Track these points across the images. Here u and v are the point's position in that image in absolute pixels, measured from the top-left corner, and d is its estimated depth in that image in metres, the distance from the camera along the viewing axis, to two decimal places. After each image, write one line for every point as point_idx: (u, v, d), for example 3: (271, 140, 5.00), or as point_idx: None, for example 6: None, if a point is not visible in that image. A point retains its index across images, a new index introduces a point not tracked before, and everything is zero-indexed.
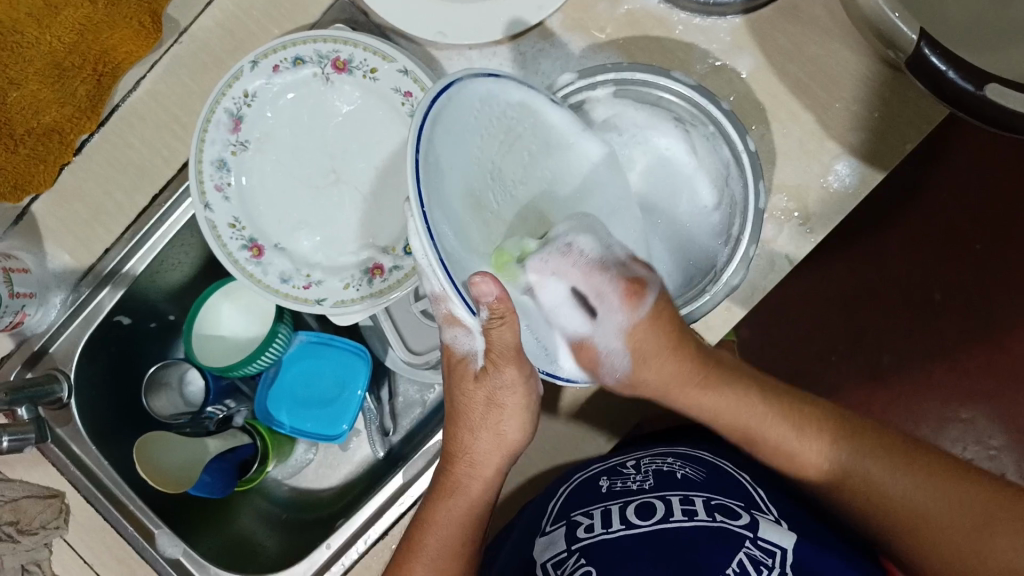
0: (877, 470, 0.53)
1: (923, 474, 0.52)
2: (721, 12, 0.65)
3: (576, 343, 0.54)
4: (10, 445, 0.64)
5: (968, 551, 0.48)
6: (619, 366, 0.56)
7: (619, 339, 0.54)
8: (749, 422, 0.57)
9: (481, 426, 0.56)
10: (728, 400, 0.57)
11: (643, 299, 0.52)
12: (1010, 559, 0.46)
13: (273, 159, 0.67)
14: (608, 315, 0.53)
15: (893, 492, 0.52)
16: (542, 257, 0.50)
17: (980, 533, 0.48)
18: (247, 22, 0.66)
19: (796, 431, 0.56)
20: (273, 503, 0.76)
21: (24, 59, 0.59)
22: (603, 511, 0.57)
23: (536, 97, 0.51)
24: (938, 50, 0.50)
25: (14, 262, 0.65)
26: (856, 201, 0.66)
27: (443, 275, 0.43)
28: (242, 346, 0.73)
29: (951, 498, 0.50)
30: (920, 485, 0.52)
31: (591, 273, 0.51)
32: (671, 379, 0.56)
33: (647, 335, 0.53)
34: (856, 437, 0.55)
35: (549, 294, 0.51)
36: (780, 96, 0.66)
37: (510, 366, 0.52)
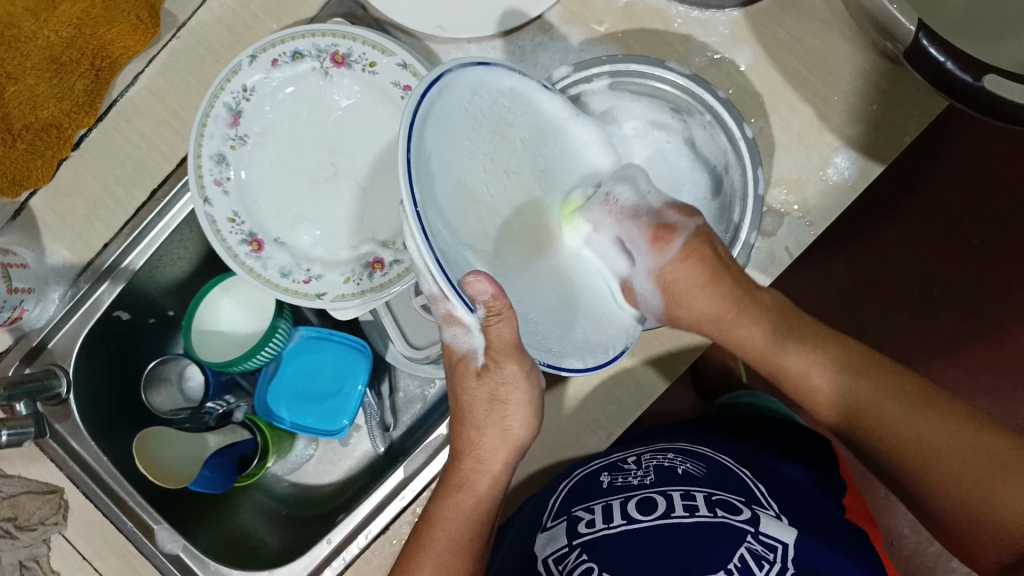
0: (895, 411, 0.51)
1: (942, 416, 0.50)
2: (719, 5, 0.65)
3: (624, 284, 0.57)
4: (9, 439, 0.64)
5: (978, 494, 0.48)
6: (657, 303, 0.56)
7: (651, 280, 0.55)
8: (771, 355, 0.54)
9: (486, 422, 0.55)
10: (745, 331, 0.55)
11: (670, 240, 0.53)
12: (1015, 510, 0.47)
13: (272, 154, 0.67)
14: (641, 258, 0.55)
15: (910, 432, 0.50)
16: (588, 210, 0.55)
17: (994, 478, 0.48)
18: (245, 16, 0.66)
19: (813, 361, 0.54)
20: (272, 498, 0.76)
21: (23, 54, 0.59)
22: (604, 506, 0.57)
23: (525, 85, 0.51)
24: (937, 42, 0.50)
25: (12, 257, 0.65)
26: (856, 193, 0.66)
27: (435, 267, 0.43)
28: (240, 340, 0.73)
29: (967, 442, 0.49)
30: (940, 427, 0.50)
31: (625, 220, 0.55)
32: (705, 313, 0.55)
33: (678, 273, 0.54)
34: (876, 375, 0.52)
35: (598, 240, 0.56)
36: (778, 88, 0.66)
37: (511, 363, 0.51)
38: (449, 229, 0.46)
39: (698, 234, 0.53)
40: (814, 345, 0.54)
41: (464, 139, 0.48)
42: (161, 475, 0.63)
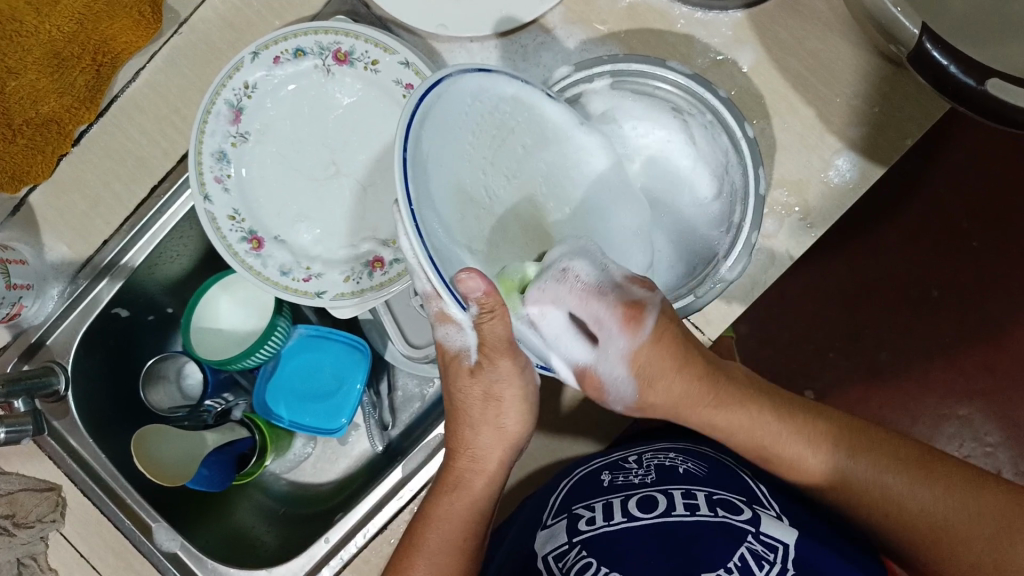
0: (895, 485, 0.52)
1: (940, 483, 0.52)
2: (722, 6, 0.65)
3: (583, 372, 0.52)
4: (5, 437, 0.64)
5: (987, 560, 0.49)
6: (624, 392, 0.53)
7: (623, 365, 0.51)
8: (764, 440, 0.54)
9: (481, 421, 0.55)
10: (730, 417, 0.54)
11: (641, 323, 0.49)
12: None
13: (273, 151, 0.67)
14: (609, 340, 0.50)
15: (911, 504, 0.52)
16: (538, 288, 0.47)
17: (1001, 543, 0.49)
18: (246, 12, 0.66)
19: (804, 445, 0.54)
20: (270, 497, 0.75)
21: (23, 47, 0.62)
22: (604, 505, 0.57)
23: (530, 91, 0.51)
24: (941, 46, 0.50)
25: (10, 253, 0.65)
26: (856, 196, 0.66)
27: (430, 268, 0.43)
28: (240, 338, 0.73)
29: (968, 508, 0.51)
30: (940, 496, 0.51)
31: (587, 300, 0.48)
32: (679, 397, 0.53)
33: (650, 357, 0.50)
34: (868, 446, 0.54)
35: (548, 325, 0.49)
36: (781, 90, 0.66)
37: (503, 359, 0.51)
38: (448, 228, 0.46)
39: (664, 313, 0.50)
40: (802, 427, 0.55)
41: (462, 141, 0.48)
42: (160, 474, 0.63)
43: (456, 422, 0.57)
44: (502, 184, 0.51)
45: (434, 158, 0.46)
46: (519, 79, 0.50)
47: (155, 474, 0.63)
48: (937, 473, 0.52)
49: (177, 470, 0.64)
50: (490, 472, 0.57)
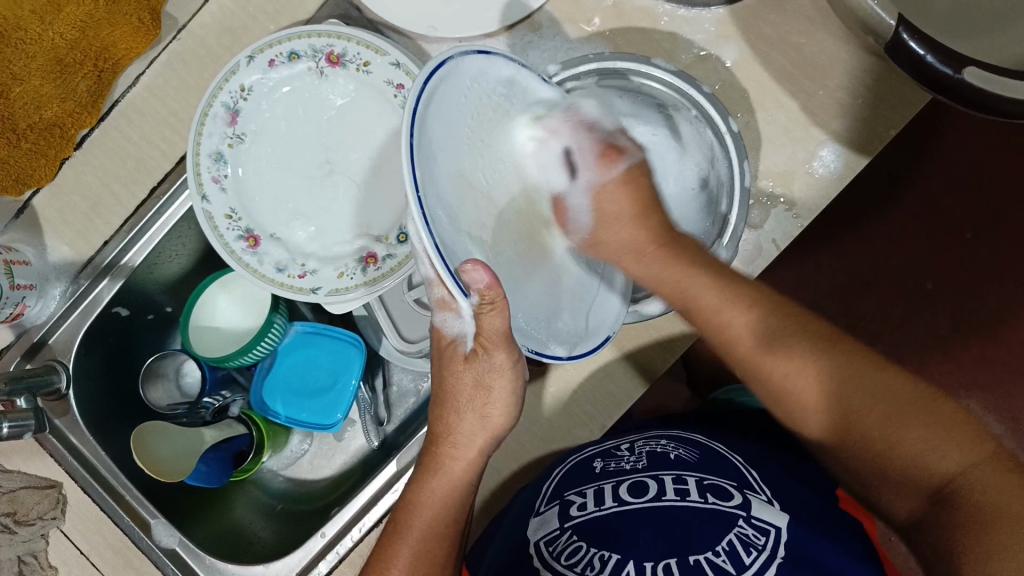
0: (859, 400, 0.49)
1: (901, 400, 0.48)
2: (705, 3, 0.66)
3: (554, 202, 0.58)
4: (10, 431, 0.64)
5: (935, 475, 0.47)
6: (581, 225, 0.59)
7: (589, 195, 0.59)
8: (699, 295, 0.54)
9: (467, 407, 0.56)
10: (725, 306, 0.53)
11: (616, 161, 0.58)
12: (924, 451, 0.47)
13: (269, 152, 0.69)
14: (583, 173, 0.58)
15: (828, 385, 0.50)
16: (552, 119, 0.54)
17: (898, 423, 0.48)
18: (242, 18, 0.68)
19: (785, 351, 0.51)
20: (268, 493, 0.76)
21: (27, 54, 0.61)
22: (595, 490, 0.58)
23: (525, 75, 0.52)
24: (918, 36, 0.51)
25: (14, 254, 0.66)
26: (842, 186, 0.67)
27: (437, 260, 0.44)
28: (238, 336, 0.74)
29: (926, 429, 0.47)
30: (853, 381, 0.49)
31: (580, 130, 0.57)
32: (631, 242, 0.57)
33: (615, 194, 0.58)
34: (840, 355, 0.50)
35: (547, 151, 0.55)
36: (764, 83, 0.67)
37: (500, 351, 0.52)
38: (450, 214, 0.47)
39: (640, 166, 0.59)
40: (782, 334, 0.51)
41: (462, 126, 0.48)
42: (161, 472, 0.65)
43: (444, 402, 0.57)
44: (492, 169, 0.52)
45: (436, 142, 0.45)
46: (516, 62, 0.51)
47: (155, 471, 0.64)
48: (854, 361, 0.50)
49: (175, 466, 0.66)
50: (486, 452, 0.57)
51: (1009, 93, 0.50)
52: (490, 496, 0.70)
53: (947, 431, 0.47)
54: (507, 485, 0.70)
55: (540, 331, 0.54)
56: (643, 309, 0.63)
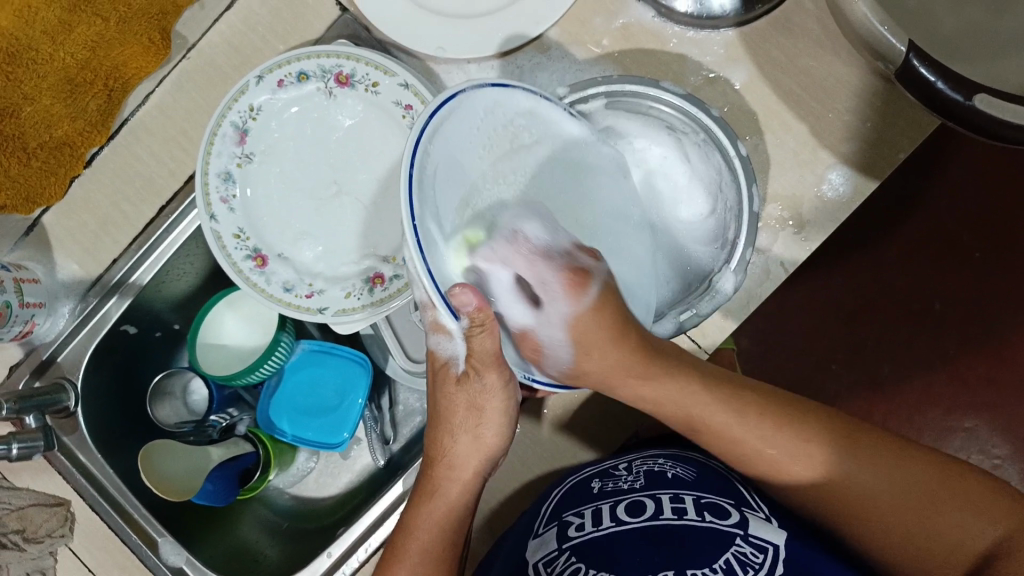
0: (871, 492, 0.52)
1: (914, 483, 0.51)
2: (713, 25, 0.66)
3: (521, 335, 0.54)
4: (18, 452, 0.64)
5: (969, 549, 0.49)
6: (561, 358, 0.54)
7: (564, 328, 0.53)
8: (694, 410, 0.55)
9: (460, 428, 0.57)
10: (733, 422, 0.54)
11: (586, 288, 0.52)
12: (955, 532, 0.50)
13: (277, 171, 0.69)
14: (552, 303, 0.53)
15: (847, 481, 0.53)
16: (489, 247, 0.51)
17: (922, 513, 0.51)
18: (251, 38, 0.68)
19: (772, 440, 0.54)
20: (273, 511, 0.77)
21: (37, 74, 0.60)
22: (593, 510, 0.59)
23: (548, 105, 0.53)
24: (928, 61, 0.51)
25: (24, 272, 0.67)
26: (851, 209, 0.67)
27: (425, 279, 0.44)
28: (244, 355, 0.74)
29: (897, 472, 0.52)
30: (866, 475, 0.52)
31: (535, 261, 0.52)
32: (614, 366, 0.54)
33: (590, 323, 0.52)
34: (854, 440, 0.54)
35: (498, 278, 0.52)
36: (772, 105, 0.67)
37: (489, 372, 0.53)
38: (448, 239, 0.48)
39: (609, 285, 0.53)
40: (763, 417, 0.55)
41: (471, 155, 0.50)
42: (168, 490, 0.65)
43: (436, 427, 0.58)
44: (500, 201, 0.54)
45: (440, 171, 0.47)
46: (538, 94, 0.52)
47: (163, 490, 0.65)
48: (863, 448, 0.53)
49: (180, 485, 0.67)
50: (477, 474, 0.58)
51: (1019, 120, 0.50)
52: (494, 516, 0.71)
53: (968, 506, 0.50)
54: (509, 505, 0.71)
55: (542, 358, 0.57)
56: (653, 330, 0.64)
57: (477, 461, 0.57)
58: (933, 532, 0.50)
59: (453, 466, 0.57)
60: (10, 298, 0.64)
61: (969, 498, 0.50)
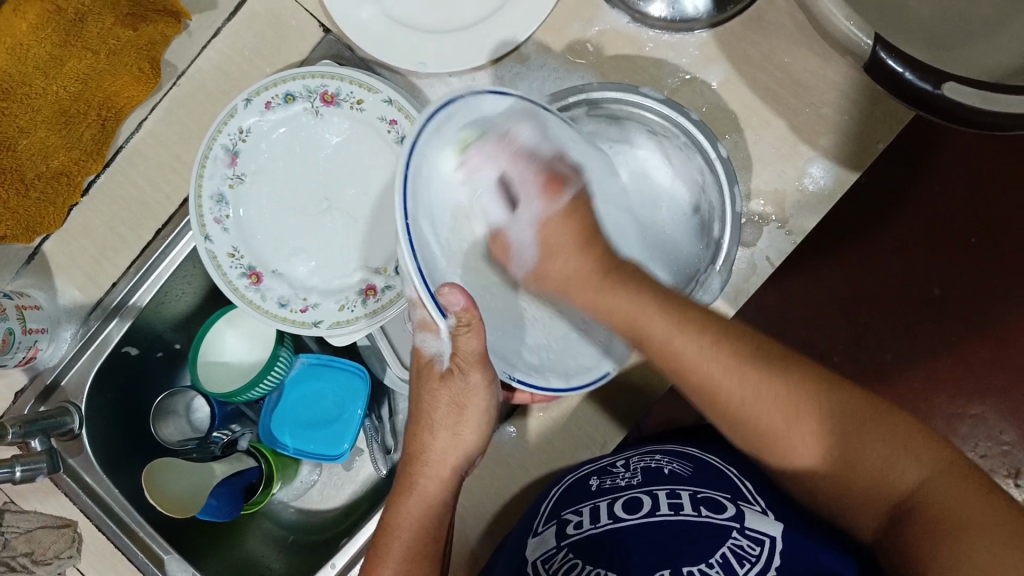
0: (798, 417, 0.50)
1: (848, 412, 0.50)
2: (687, 27, 0.68)
3: (494, 234, 0.59)
4: (22, 475, 0.66)
5: (889, 484, 0.48)
6: (528, 259, 0.59)
7: (534, 228, 0.58)
8: (638, 318, 0.53)
9: (440, 424, 0.57)
10: (675, 338, 0.52)
11: (561, 190, 0.57)
12: (882, 465, 0.48)
13: (268, 191, 0.71)
14: (527, 207, 0.58)
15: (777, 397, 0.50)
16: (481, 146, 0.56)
17: (851, 441, 0.49)
18: (240, 62, 0.71)
19: (707, 352, 0.51)
20: (280, 525, 0.79)
21: (34, 107, 0.62)
22: (591, 508, 0.60)
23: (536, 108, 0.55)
24: (893, 53, 0.52)
25: (26, 299, 0.69)
26: (834, 201, 0.68)
27: (417, 282, 0.49)
28: (245, 370, 0.76)
29: (885, 440, 0.49)
30: (799, 394, 0.50)
31: (519, 160, 0.56)
32: (573, 271, 0.56)
33: (560, 228, 0.57)
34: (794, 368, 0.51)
35: (480, 179, 0.57)
36: (750, 102, 0.68)
37: (476, 370, 0.54)
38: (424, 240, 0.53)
39: (585, 195, 0.58)
40: (735, 358, 0.51)
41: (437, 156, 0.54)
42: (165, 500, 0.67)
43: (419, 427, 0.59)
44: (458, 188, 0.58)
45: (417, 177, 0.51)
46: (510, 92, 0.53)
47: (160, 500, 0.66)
48: (799, 372, 0.51)
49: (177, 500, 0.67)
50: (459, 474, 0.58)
51: (994, 108, 0.51)
52: (495, 522, 0.71)
53: (896, 443, 0.49)
54: (509, 509, 0.71)
55: (528, 363, 0.59)
56: None
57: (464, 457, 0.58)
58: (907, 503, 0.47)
59: (449, 465, 0.58)
60: (13, 325, 0.66)
61: (958, 479, 0.47)
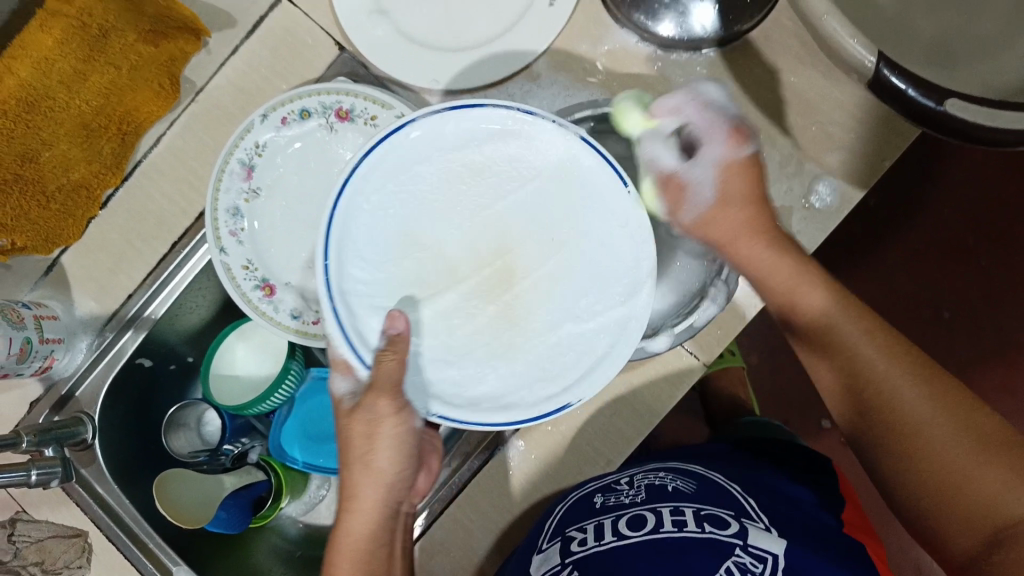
0: (916, 423, 0.50)
1: (976, 435, 0.48)
2: (695, 47, 0.69)
3: (670, 178, 0.62)
4: (38, 479, 0.66)
5: (995, 513, 0.46)
6: (702, 199, 0.60)
7: (712, 170, 0.60)
8: (799, 289, 0.56)
9: (354, 458, 0.56)
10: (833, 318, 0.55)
11: (744, 142, 0.60)
12: (995, 489, 0.46)
13: (283, 205, 0.72)
14: (710, 150, 0.60)
15: (907, 400, 0.50)
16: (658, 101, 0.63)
17: (969, 461, 0.47)
18: (255, 79, 0.72)
19: (858, 341, 0.53)
20: (286, 539, 0.79)
21: (56, 121, 0.63)
22: (595, 525, 0.61)
23: (450, 121, 0.55)
24: (898, 71, 0.52)
25: (44, 309, 0.70)
26: (840, 218, 0.69)
27: (334, 331, 0.53)
28: (257, 384, 0.77)
29: (1003, 469, 0.46)
30: (927, 404, 0.50)
31: (705, 111, 0.61)
32: (740, 225, 0.59)
33: (733, 174, 0.59)
34: (940, 383, 0.51)
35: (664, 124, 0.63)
36: (757, 120, 0.69)
37: (382, 399, 0.53)
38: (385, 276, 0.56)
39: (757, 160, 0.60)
40: (886, 344, 0.53)
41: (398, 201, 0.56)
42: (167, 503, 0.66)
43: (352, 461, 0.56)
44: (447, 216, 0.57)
45: (361, 231, 0.55)
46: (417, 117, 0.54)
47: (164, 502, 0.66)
48: (945, 387, 0.50)
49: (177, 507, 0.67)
50: (381, 506, 0.56)
51: (997, 123, 0.51)
52: (503, 537, 0.71)
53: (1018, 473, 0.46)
54: (519, 524, 0.71)
55: (465, 396, 0.55)
56: (648, 346, 0.65)
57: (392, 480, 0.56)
58: (1003, 538, 0.45)
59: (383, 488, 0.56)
60: (31, 335, 0.67)
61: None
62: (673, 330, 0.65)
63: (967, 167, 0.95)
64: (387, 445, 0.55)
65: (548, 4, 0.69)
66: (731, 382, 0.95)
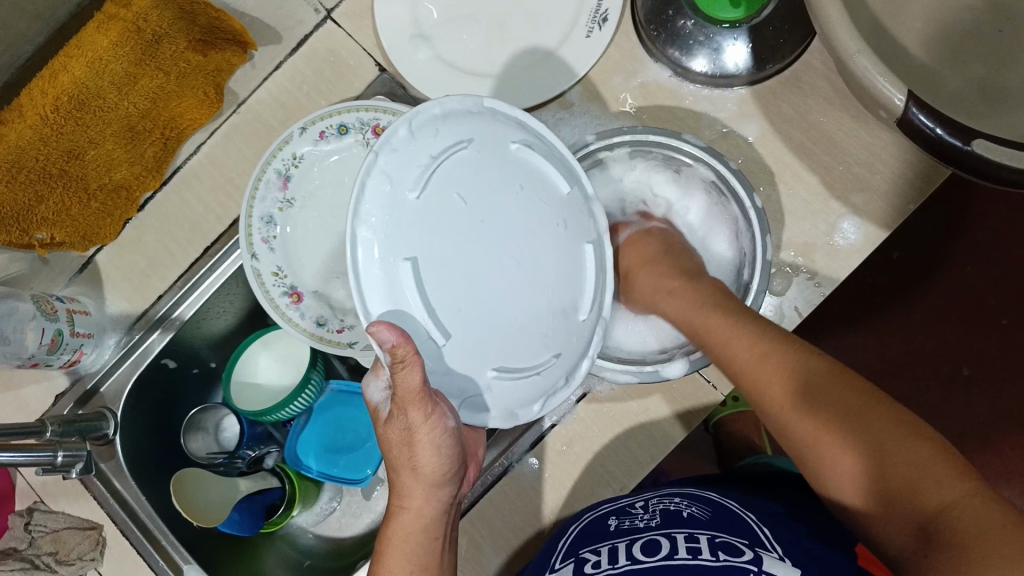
0: (841, 424, 0.51)
1: (892, 430, 0.50)
2: (727, 83, 0.71)
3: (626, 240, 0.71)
4: (64, 460, 0.68)
5: (923, 503, 0.47)
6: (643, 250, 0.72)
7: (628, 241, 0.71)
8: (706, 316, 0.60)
9: (399, 463, 0.54)
10: (734, 342, 0.58)
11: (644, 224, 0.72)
12: (920, 478, 0.47)
13: (316, 215, 0.74)
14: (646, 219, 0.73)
15: (823, 405, 0.52)
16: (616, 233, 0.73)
17: (892, 456, 0.49)
18: (297, 95, 0.74)
19: (765, 359, 0.56)
20: (298, 549, 0.79)
21: (105, 120, 0.65)
22: (610, 548, 0.61)
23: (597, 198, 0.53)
24: (926, 109, 0.53)
25: (76, 304, 0.71)
26: (863, 256, 0.69)
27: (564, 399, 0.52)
28: (276, 393, 0.78)
29: (924, 456, 0.48)
30: (847, 407, 0.52)
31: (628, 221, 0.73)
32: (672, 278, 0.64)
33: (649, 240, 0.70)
34: (850, 384, 0.53)
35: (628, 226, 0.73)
36: (785, 158, 0.71)
37: (412, 409, 0.48)
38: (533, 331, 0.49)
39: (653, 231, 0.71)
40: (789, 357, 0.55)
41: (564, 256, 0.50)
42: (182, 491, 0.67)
43: (399, 462, 0.54)
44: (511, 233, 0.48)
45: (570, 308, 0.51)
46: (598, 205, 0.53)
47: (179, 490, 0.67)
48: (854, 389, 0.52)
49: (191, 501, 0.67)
50: (436, 504, 0.55)
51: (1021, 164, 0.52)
52: (514, 557, 0.71)
53: (941, 461, 0.48)
54: (531, 545, 0.71)
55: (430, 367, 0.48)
56: (663, 371, 0.67)
57: (433, 487, 0.54)
58: (936, 524, 0.46)
59: (422, 496, 0.54)
60: (62, 327, 0.68)
61: (987, 506, 0.45)
62: (688, 357, 0.67)
63: (989, 218, 0.96)
64: (427, 452, 0.52)
65: (586, 35, 0.71)
66: (746, 426, 0.94)
